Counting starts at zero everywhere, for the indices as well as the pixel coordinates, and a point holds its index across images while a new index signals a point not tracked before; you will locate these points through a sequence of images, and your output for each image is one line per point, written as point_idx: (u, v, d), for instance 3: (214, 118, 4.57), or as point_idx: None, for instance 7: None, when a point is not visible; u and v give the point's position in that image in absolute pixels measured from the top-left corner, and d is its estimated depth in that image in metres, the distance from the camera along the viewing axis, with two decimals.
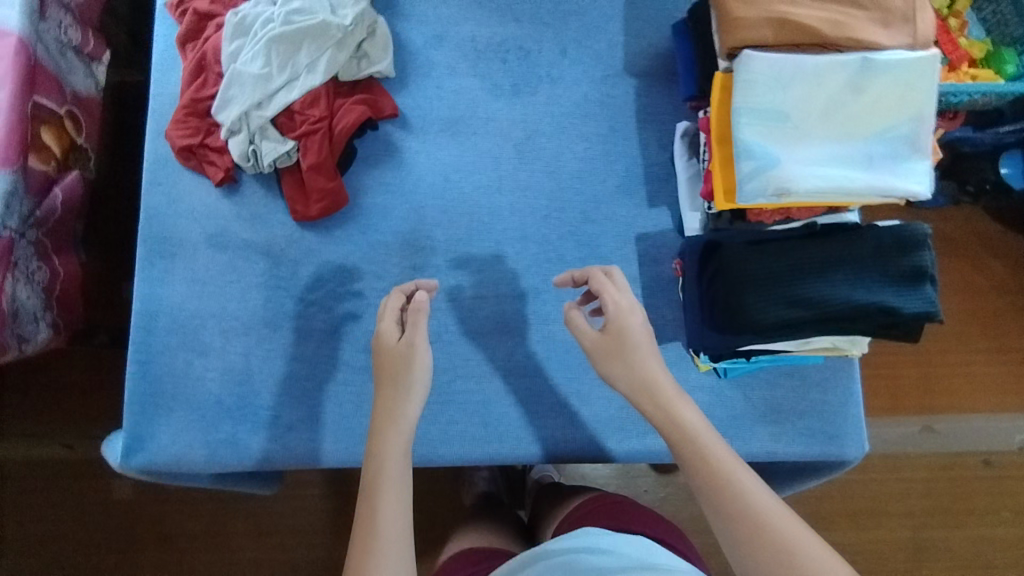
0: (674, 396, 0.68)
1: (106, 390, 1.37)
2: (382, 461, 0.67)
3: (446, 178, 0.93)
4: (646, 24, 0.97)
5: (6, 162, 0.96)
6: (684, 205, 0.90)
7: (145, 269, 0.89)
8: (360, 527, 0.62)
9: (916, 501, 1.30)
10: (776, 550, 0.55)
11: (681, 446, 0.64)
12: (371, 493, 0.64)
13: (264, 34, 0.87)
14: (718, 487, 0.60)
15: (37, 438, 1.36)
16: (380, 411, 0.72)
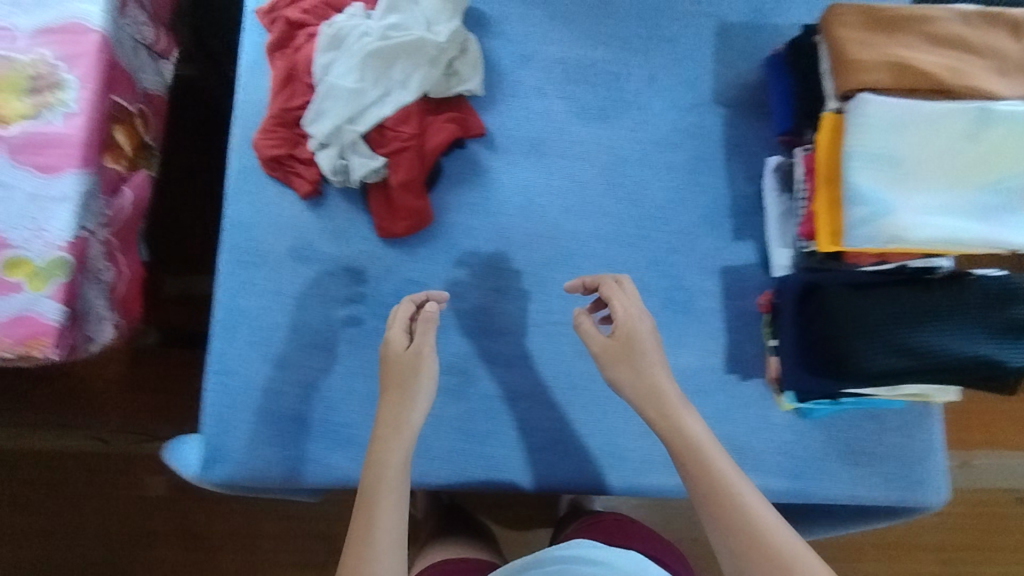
0: (678, 409, 0.73)
1: (140, 383, 1.38)
2: (389, 458, 0.71)
3: (531, 200, 0.92)
4: (737, 54, 0.97)
5: (85, 162, 0.94)
6: (773, 241, 0.89)
7: (229, 280, 0.88)
8: (362, 519, 0.67)
9: (947, 535, 1.30)
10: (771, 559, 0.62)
11: (687, 460, 0.70)
12: (379, 491, 0.69)
13: (360, 48, 0.86)
14: (721, 504, 0.66)
15: (71, 430, 1.37)
16: (389, 408, 0.75)
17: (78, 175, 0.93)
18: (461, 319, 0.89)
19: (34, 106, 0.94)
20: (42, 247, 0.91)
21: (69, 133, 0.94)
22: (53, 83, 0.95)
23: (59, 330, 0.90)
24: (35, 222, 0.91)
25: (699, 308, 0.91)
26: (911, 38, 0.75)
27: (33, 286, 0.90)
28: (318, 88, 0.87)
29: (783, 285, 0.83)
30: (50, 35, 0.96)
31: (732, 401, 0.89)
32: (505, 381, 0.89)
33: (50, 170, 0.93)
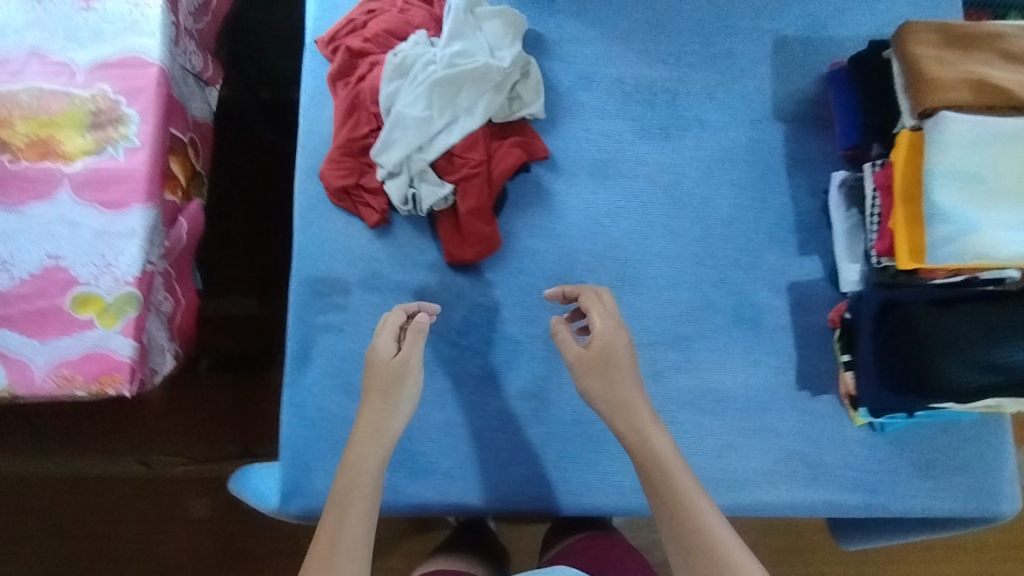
0: (649, 425, 0.74)
1: (182, 407, 1.44)
2: (361, 475, 0.72)
3: (597, 222, 0.92)
4: (795, 69, 0.97)
5: (150, 196, 0.94)
6: (842, 256, 0.89)
7: (300, 312, 0.89)
8: (327, 537, 0.67)
9: (992, 535, 1.31)
10: None
11: (651, 477, 0.71)
12: (348, 508, 0.70)
13: (426, 77, 0.86)
14: (680, 518, 0.68)
15: (115, 455, 1.41)
16: (366, 423, 0.76)
17: (143, 209, 0.93)
18: (533, 343, 0.89)
19: (96, 142, 0.94)
20: (111, 283, 0.91)
21: (133, 168, 0.94)
22: (114, 118, 0.95)
23: (133, 365, 0.90)
24: (103, 258, 0.91)
25: (768, 325, 0.91)
26: (987, 56, 0.76)
27: (104, 323, 0.90)
28: (386, 118, 0.87)
29: (858, 302, 0.83)
30: (109, 69, 0.96)
31: (805, 418, 0.89)
32: (579, 405, 0.88)
33: (115, 206, 0.93)
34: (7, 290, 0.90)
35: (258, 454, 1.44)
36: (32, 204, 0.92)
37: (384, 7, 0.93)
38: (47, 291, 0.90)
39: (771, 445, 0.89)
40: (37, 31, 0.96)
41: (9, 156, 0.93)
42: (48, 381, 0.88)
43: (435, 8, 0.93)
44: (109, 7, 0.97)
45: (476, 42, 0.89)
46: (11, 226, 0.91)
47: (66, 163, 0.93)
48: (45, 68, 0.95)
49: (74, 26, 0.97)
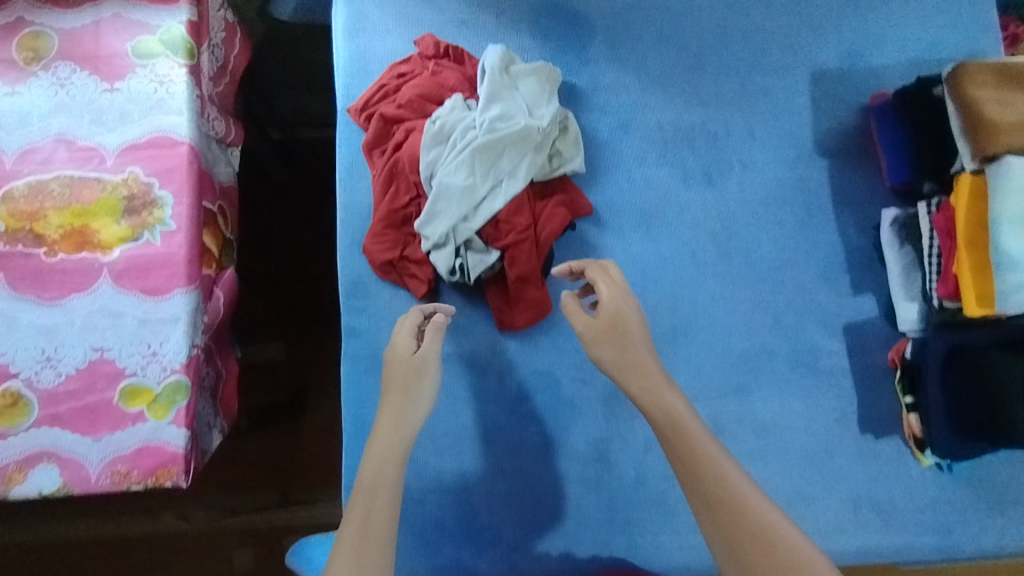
0: (664, 386, 0.71)
1: (219, 460, 1.44)
2: (384, 468, 0.68)
3: (646, 275, 0.90)
4: (837, 100, 0.94)
5: (190, 279, 0.92)
6: (898, 295, 0.87)
7: (352, 390, 0.87)
8: (352, 529, 0.64)
9: None
10: (753, 531, 0.62)
11: (668, 434, 0.68)
12: (373, 499, 0.66)
13: (467, 143, 0.85)
14: (702, 473, 0.65)
15: (155, 513, 1.40)
16: (387, 417, 0.73)
17: (185, 293, 0.92)
18: (590, 405, 0.88)
19: (132, 227, 0.93)
20: (159, 372, 0.90)
21: (172, 252, 0.92)
22: (148, 202, 0.93)
23: (186, 455, 0.89)
24: (148, 346, 0.91)
25: (827, 368, 0.90)
26: None
27: (155, 414, 0.89)
28: (429, 189, 0.86)
29: (924, 350, 0.81)
30: (138, 151, 0.94)
31: (873, 461, 0.88)
32: (642, 465, 0.87)
33: (157, 292, 0.91)
34: (54, 387, 0.89)
35: (298, 501, 1.45)
36: (72, 297, 0.91)
37: (414, 69, 0.91)
38: (95, 385, 0.89)
39: (842, 492, 0.87)
40: (63, 117, 0.94)
41: (46, 249, 0.91)
42: (104, 477, 0.88)
43: (467, 68, 0.91)
44: (133, 86, 0.95)
45: (513, 103, 0.87)
46: (53, 321, 0.90)
47: (103, 252, 0.92)
48: (72, 154, 0.94)
49: (99, 109, 0.95)
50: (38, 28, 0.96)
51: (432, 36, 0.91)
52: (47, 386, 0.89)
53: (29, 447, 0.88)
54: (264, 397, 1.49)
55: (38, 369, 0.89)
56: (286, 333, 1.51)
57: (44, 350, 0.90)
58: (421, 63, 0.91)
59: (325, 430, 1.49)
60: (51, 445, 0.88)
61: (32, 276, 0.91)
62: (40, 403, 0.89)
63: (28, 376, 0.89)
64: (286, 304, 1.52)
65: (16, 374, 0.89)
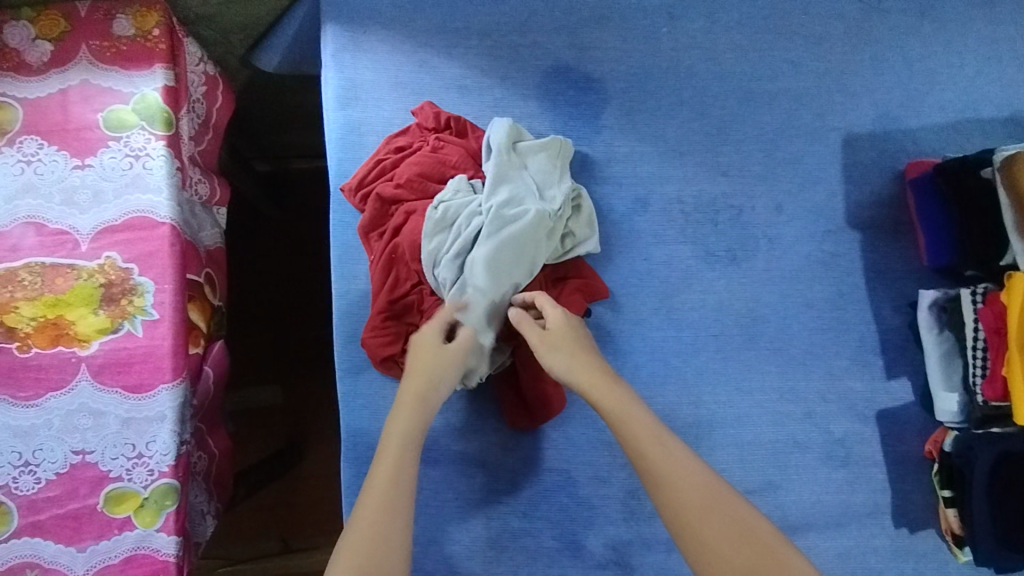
0: (608, 376, 0.71)
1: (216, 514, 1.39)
2: (408, 444, 0.67)
3: (667, 363, 0.84)
4: (868, 170, 0.88)
5: (176, 372, 0.86)
6: (936, 384, 0.81)
7: (353, 496, 0.80)
8: (376, 497, 0.62)
9: None
10: (702, 500, 0.63)
11: (613, 421, 0.69)
12: (397, 471, 0.65)
13: (473, 232, 0.78)
14: (647, 454, 0.66)
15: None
16: (406, 394, 0.71)
17: (171, 388, 0.85)
18: (609, 504, 0.82)
19: (111, 318, 0.86)
20: (146, 476, 0.84)
21: (155, 343, 0.86)
22: (127, 289, 0.86)
23: (179, 562, 0.83)
24: (133, 448, 0.84)
25: (860, 459, 0.84)
26: None
27: (143, 521, 0.83)
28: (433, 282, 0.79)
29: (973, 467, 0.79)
30: (115, 234, 0.87)
31: (911, 559, 0.82)
32: (664, 569, 0.81)
33: (141, 388, 0.85)
34: (34, 494, 0.83)
35: (300, 547, 1.40)
36: (49, 396, 0.84)
37: (413, 142, 0.84)
38: (77, 491, 0.83)
39: None
40: (32, 197, 0.87)
41: (18, 344, 0.84)
42: None
43: (470, 141, 0.84)
44: (107, 162, 0.88)
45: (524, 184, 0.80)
46: (29, 423, 0.83)
47: (81, 345, 0.85)
48: (43, 239, 0.86)
49: (71, 187, 0.87)
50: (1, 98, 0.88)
51: (431, 105, 0.84)
52: (27, 494, 0.82)
53: (9, 559, 0.81)
54: (260, 446, 1.42)
55: (15, 475, 0.82)
56: (283, 382, 1.44)
57: (22, 454, 0.83)
58: (421, 137, 0.84)
59: (325, 474, 1.44)
60: (34, 556, 0.82)
61: (4, 374, 0.84)
62: (20, 512, 0.82)
63: (4, 483, 0.82)
64: (276, 349, 1.44)
65: None
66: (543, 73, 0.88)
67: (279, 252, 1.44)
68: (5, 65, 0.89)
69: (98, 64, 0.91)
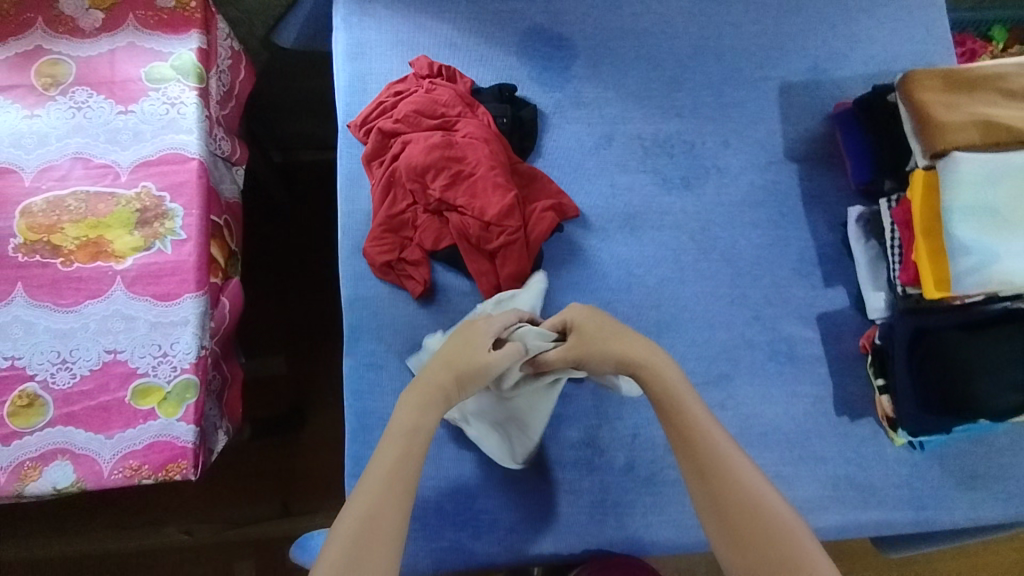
0: (664, 360, 0.78)
1: (219, 474, 1.45)
2: (415, 436, 0.73)
3: (631, 274, 0.96)
4: (803, 111, 1.02)
5: (199, 285, 0.98)
6: (867, 284, 0.93)
7: (353, 386, 0.91)
8: (380, 476, 0.69)
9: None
10: (735, 490, 0.70)
11: (663, 400, 0.76)
12: (406, 451, 0.72)
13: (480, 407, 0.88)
14: (690, 433, 0.73)
15: (157, 526, 1.42)
16: (420, 393, 0.77)
17: (195, 298, 0.97)
18: (580, 394, 0.93)
19: (144, 237, 0.98)
20: (170, 372, 0.94)
21: (182, 259, 0.98)
22: (160, 213, 0.99)
23: (195, 450, 0.93)
24: (159, 348, 0.95)
25: (803, 356, 0.94)
26: (989, 96, 0.80)
27: (166, 411, 0.93)
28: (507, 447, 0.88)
29: (892, 332, 0.86)
30: (151, 167, 1.01)
31: (849, 443, 0.92)
32: (630, 452, 0.91)
33: (168, 297, 0.97)
34: (69, 388, 0.93)
35: (299, 511, 1.45)
36: (87, 303, 0.96)
37: (410, 88, 0.98)
38: (108, 385, 0.94)
39: (822, 471, 0.90)
40: (80, 137, 1.01)
41: (62, 259, 0.97)
42: (116, 472, 0.91)
43: (459, 85, 0.98)
44: (147, 108, 1.03)
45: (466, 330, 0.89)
46: (69, 326, 0.95)
47: (117, 260, 0.97)
48: (89, 171, 1.00)
49: (114, 129, 1.02)
50: (57, 56, 1.04)
51: (426, 58, 0.99)
52: (62, 387, 0.93)
53: (44, 445, 0.91)
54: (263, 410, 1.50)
55: (53, 371, 0.93)
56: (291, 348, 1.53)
57: (60, 353, 0.94)
58: (416, 83, 0.98)
59: (325, 442, 1.50)
60: (66, 442, 0.91)
61: (48, 284, 0.96)
62: (55, 403, 0.92)
63: (43, 378, 0.93)
64: (279, 317, 1.54)
65: (33, 376, 0.93)
66: (521, 33, 1.03)
67: (288, 225, 1.57)
68: (61, 29, 1.05)
69: (142, 29, 1.06)
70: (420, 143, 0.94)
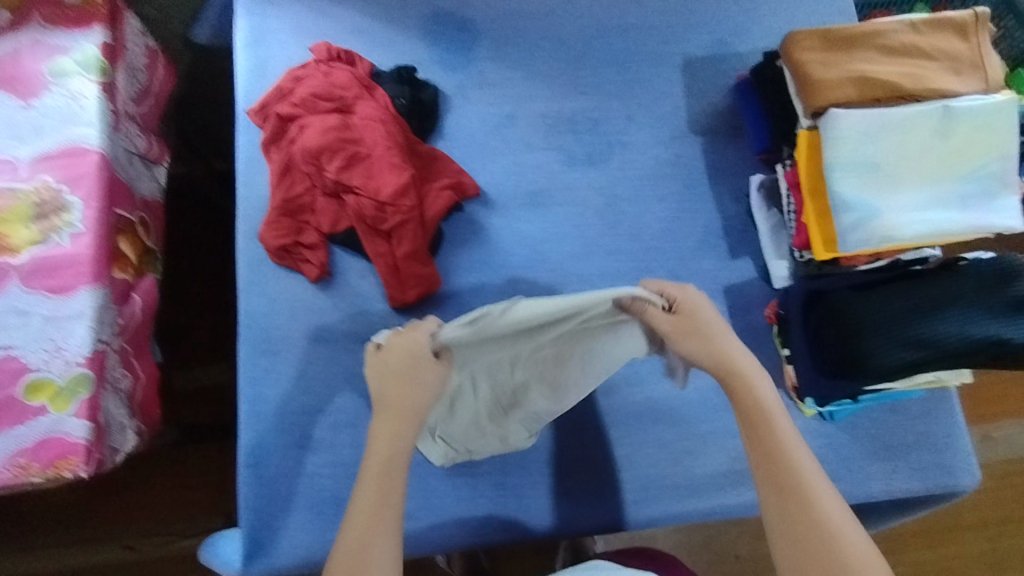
0: (754, 370, 0.68)
1: (160, 485, 1.33)
2: (392, 466, 0.66)
3: (534, 251, 0.95)
4: (707, 85, 1.01)
5: (97, 277, 0.96)
6: (769, 253, 0.93)
7: (248, 374, 0.89)
8: (365, 505, 0.63)
9: (987, 512, 1.32)
10: (819, 521, 0.59)
11: (750, 414, 0.66)
12: (386, 480, 0.65)
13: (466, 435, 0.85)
14: (775, 450, 0.64)
15: (97, 543, 1.30)
16: (385, 413, 0.69)
17: (92, 290, 0.95)
18: None
19: (41, 231, 0.97)
20: (63, 366, 0.92)
21: (79, 252, 0.96)
22: (58, 206, 0.98)
23: (87, 446, 0.90)
24: (53, 342, 0.93)
25: None
26: (868, 52, 0.79)
27: (57, 407, 0.91)
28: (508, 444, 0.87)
29: (788, 296, 0.85)
30: (51, 160, 0.99)
31: None
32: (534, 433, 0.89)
33: (64, 290, 0.95)
34: None
35: None
36: None
37: (309, 72, 0.97)
38: None
39: (727, 448, 0.91)
40: None
41: None
42: (5, 471, 0.89)
43: (357, 68, 0.98)
44: (47, 102, 1.02)
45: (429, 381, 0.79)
46: None
47: (13, 255, 0.95)
48: None
49: (15, 124, 1.01)
50: None
51: (325, 43, 0.99)
52: None
53: None
54: (197, 412, 1.34)
55: None
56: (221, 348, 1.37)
57: None
58: (315, 67, 0.97)
59: None
60: None
61: None
62: None
63: None
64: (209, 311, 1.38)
65: None
66: (423, 16, 1.03)
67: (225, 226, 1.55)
68: None
69: (47, 26, 1.06)
70: (316, 126, 0.93)
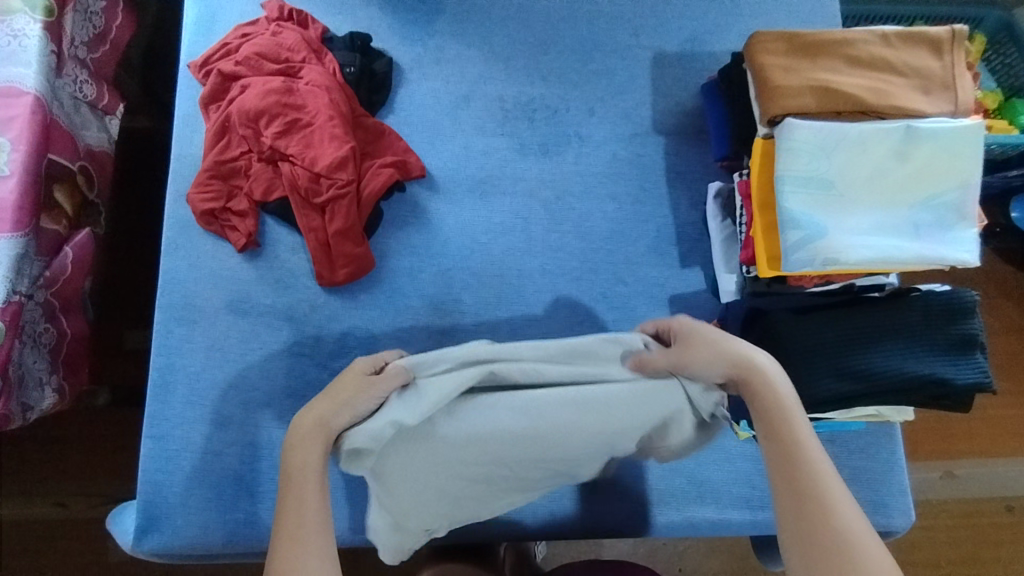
0: (775, 371, 0.63)
1: (92, 442, 1.26)
2: (309, 478, 0.60)
3: (474, 241, 0.90)
4: (674, 83, 0.97)
5: (17, 225, 0.88)
6: (720, 266, 0.88)
7: (161, 341, 0.85)
8: (287, 524, 0.58)
9: (942, 550, 1.26)
10: (837, 532, 0.54)
11: (767, 417, 0.61)
12: (304, 497, 0.59)
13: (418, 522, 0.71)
14: (789, 454, 0.59)
15: (29, 496, 1.24)
16: (299, 431, 0.62)
17: (10, 239, 0.88)
18: None
19: None
20: None
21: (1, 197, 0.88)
22: None
23: None
24: None
25: None
26: (833, 62, 0.75)
27: None
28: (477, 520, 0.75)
29: (727, 310, 0.80)
30: None
31: None
32: None
33: None
34: None
35: None
36: None
37: (258, 30, 0.93)
38: None
39: (663, 465, 0.85)
40: None
41: None
42: None
43: (309, 31, 0.93)
44: None
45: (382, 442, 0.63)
46: None
47: None
48: None
49: None
50: None
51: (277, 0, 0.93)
52: None
53: None
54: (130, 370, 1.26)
55: None
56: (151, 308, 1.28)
57: None
58: (266, 26, 0.93)
59: None
60: None
61: None
62: None
63: None
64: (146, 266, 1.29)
65: None
66: None
67: None
68: None
69: None
70: (257, 87, 0.88)
